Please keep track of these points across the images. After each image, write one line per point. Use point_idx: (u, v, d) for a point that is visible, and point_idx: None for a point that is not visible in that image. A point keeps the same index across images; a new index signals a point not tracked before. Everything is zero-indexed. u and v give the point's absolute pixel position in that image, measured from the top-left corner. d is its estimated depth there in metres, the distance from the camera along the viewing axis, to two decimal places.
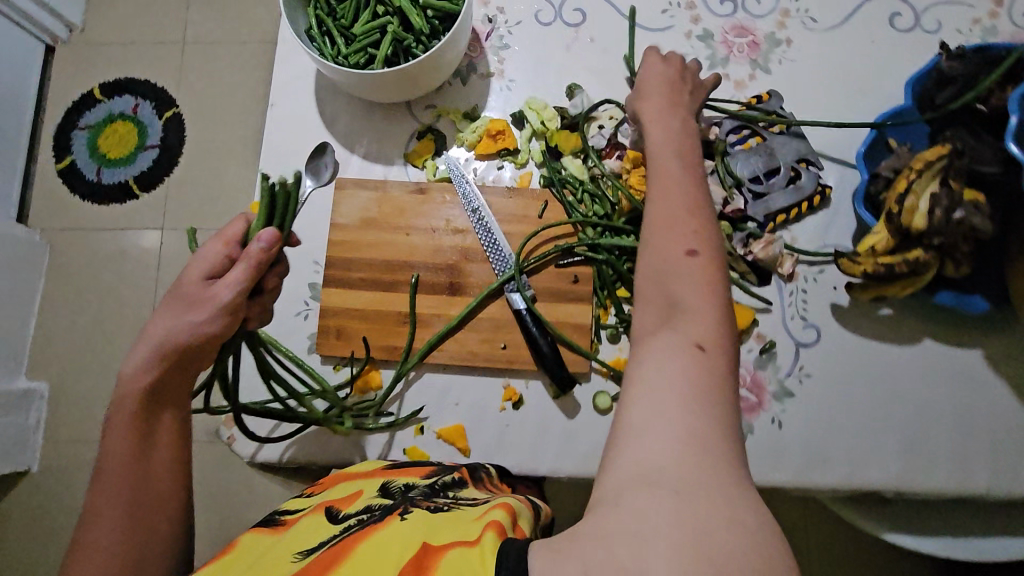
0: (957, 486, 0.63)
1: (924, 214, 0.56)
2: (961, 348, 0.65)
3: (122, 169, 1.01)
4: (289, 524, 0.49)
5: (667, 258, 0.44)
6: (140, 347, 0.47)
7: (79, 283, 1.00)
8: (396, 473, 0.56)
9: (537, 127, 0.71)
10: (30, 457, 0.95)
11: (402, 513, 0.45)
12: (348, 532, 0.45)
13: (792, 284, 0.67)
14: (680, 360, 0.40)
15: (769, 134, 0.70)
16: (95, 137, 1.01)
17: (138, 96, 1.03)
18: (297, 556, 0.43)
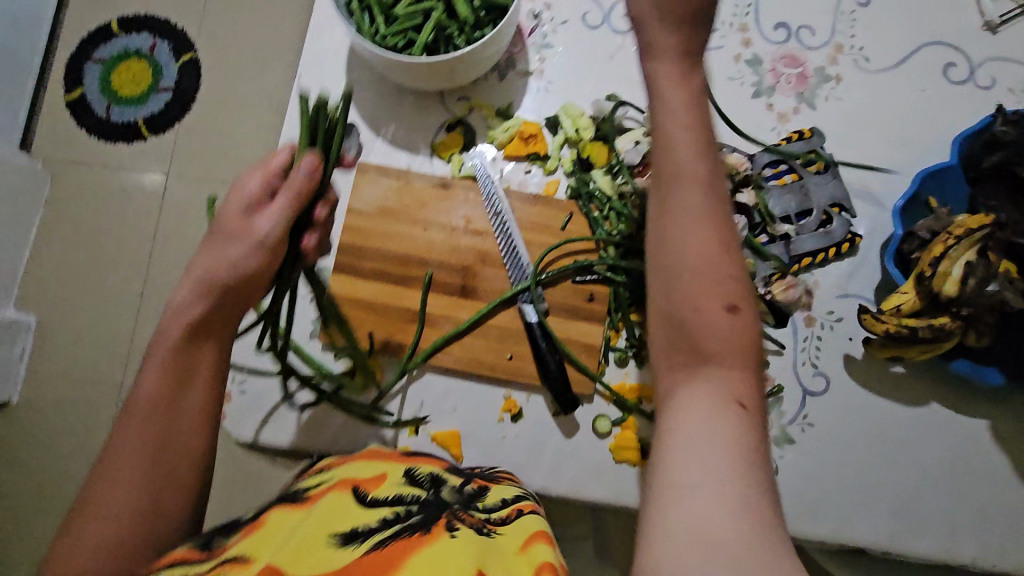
0: (942, 554, 0.62)
1: (957, 281, 0.54)
2: (967, 416, 0.64)
3: (134, 109, 0.98)
4: (313, 500, 0.48)
5: (705, 309, 0.40)
6: (189, 275, 0.47)
7: (77, 217, 0.97)
8: (413, 461, 0.56)
9: (570, 134, 0.69)
10: (12, 389, 0.93)
11: (451, 527, 0.43)
12: (389, 529, 0.44)
13: (807, 329, 0.66)
14: (723, 420, 0.37)
15: (806, 172, 0.68)
16: (108, 72, 0.98)
17: (155, 34, 0.99)
18: (339, 547, 0.42)
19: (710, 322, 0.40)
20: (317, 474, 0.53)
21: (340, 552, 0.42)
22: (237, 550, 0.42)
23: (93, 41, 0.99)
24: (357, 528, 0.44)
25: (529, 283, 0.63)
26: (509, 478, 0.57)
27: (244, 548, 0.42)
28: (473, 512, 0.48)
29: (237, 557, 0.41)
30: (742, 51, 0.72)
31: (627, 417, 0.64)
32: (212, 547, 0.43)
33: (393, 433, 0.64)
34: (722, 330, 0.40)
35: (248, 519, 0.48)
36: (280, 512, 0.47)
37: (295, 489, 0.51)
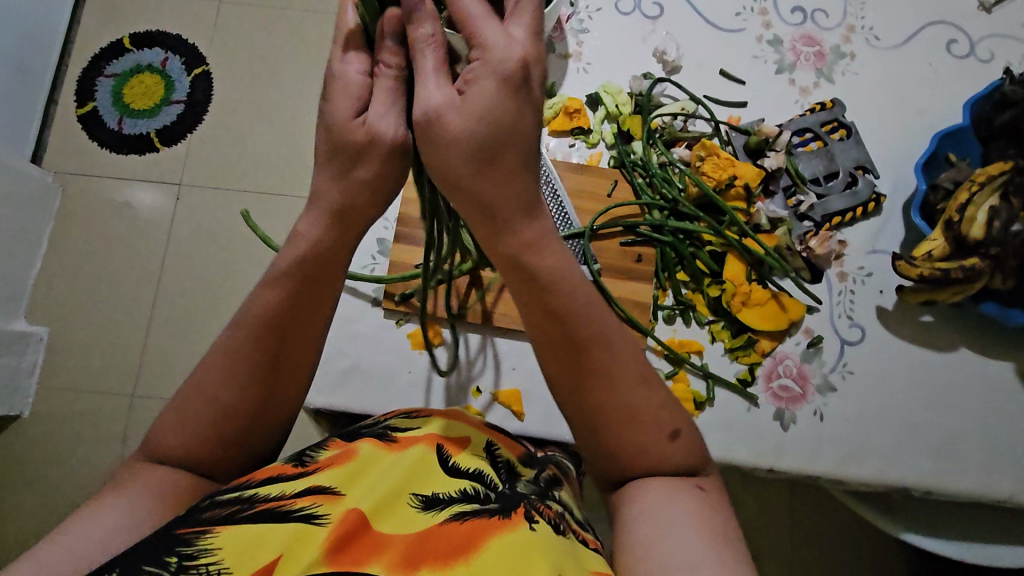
0: (982, 491, 0.64)
1: (983, 225, 0.59)
2: (993, 360, 0.68)
3: (143, 120, 1.16)
4: (402, 445, 0.46)
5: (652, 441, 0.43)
6: (314, 204, 0.43)
7: (118, 241, 1.16)
8: (496, 435, 0.53)
9: (611, 109, 0.73)
10: (23, 403, 1.08)
11: (530, 519, 0.40)
12: (469, 505, 0.41)
13: (841, 285, 0.70)
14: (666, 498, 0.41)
15: (831, 139, 0.73)
16: (121, 85, 1.17)
17: (167, 51, 1.19)
18: (419, 511, 0.39)
19: (649, 449, 0.43)
20: (408, 417, 0.52)
21: (419, 517, 0.39)
22: (327, 478, 0.40)
23: (106, 59, 1.18)
24: (437, 493, 0.41)
25: (583, 231, 0.67)
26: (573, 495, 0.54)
27: (333, 479, 0.40)
28: (551, 505, 0.45)
29: (328, 489, 0.39)
30: (763, 32, 0.77)
31: (678, 371, 0.67)
32: (307, 464, 0.42)
33: (456, 394, 0.67)
34: (670, 458, 0.43)
35: (339, 442, 0.46)
36: (370, 447, 0.45)
37: (385, 426, 0.49)
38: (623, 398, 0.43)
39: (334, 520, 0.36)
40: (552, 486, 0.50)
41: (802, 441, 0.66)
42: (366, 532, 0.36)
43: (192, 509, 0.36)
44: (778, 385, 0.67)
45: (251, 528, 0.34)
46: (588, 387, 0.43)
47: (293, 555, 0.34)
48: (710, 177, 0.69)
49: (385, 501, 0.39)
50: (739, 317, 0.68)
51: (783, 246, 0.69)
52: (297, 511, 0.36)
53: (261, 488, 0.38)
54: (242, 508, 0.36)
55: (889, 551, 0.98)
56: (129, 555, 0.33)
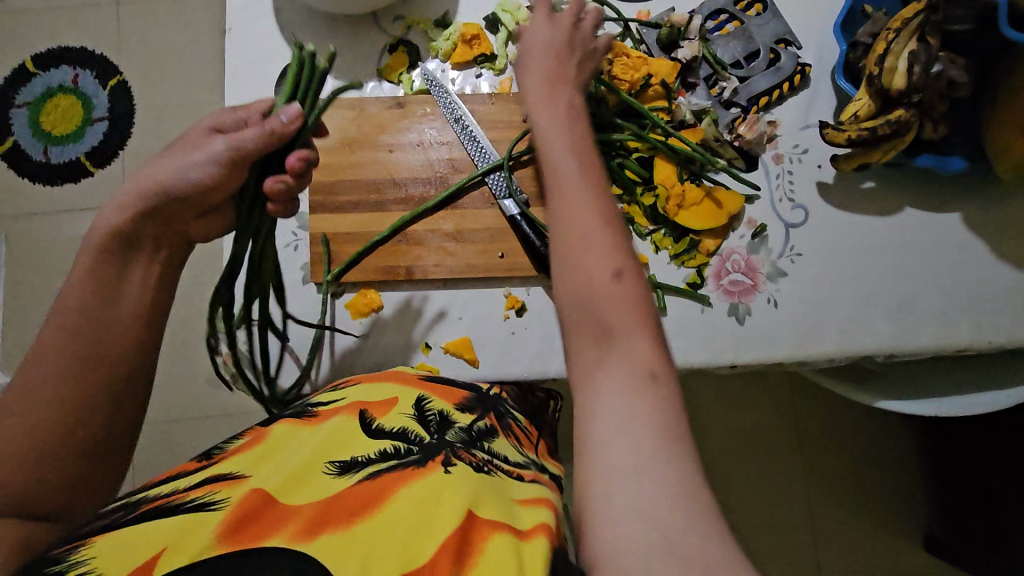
0: (944, 343, 0.64)
1: (904, 73, 0.56)
2: (941, 212, 0.66)
3: (69, 146, 1.11)
4: (320, 419, 0.45)
5: (594, 285, 0.42)
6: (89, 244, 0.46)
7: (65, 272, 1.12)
8: (434, 388, 0.52)
9: (512, 28, 0.69)
10: None
11: (447, 462, 0.41)
12: (387, 464, 0.41)
13: (778, 167, 0.67)
14: (623, 385, 0.39)
15: (747, 16, 0.69)
16: (36, 113, 1.10)
17: (76, 67, 1.12)
18: (335, 477, 0.40)
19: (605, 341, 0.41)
20: (330, 390, 0.51)
21: (334, 482, 0.39)
22: (229, 464, 0.40)
23: (12, 87, 1.11)
24: (355, 457, 0.41)
25: (501, 163, 0.65)
26: (523, 434, 0.53)
27: (236, 464, 0.40)
28: (477, 452, 0.45)
29: (230, 474, 0.39)
30: None
31: None
32: (213, 456, 0.42)
33: (408, 352, 0.66)
34: (609, 296, 0.42)
35: (255, 428, 0.46)
36: (287, 427, 0.45)
37: (308, 403, 0.49)
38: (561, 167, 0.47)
39: (232, 503, 0.35)
40: (485, 437, 0.48)
41: (760, 331, 0.65)
42: (271, 508, 0.36)
43: (76, 530, 0.35)
44: (728, 282, 0.66)
45: (131, 530, 0.34)
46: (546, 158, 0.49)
47: (181, 543, 0.33)
48: (622, 79, 0.65)
49: (292, 475, 0.38)
50: (678, 221, 0.66)
51: (710, 137, 0.66)
52: (188, 502, 0.36)
53: (156, 489, 0.38)
54: (119, 508, 0.36)
55: (886, 421, 0.99)
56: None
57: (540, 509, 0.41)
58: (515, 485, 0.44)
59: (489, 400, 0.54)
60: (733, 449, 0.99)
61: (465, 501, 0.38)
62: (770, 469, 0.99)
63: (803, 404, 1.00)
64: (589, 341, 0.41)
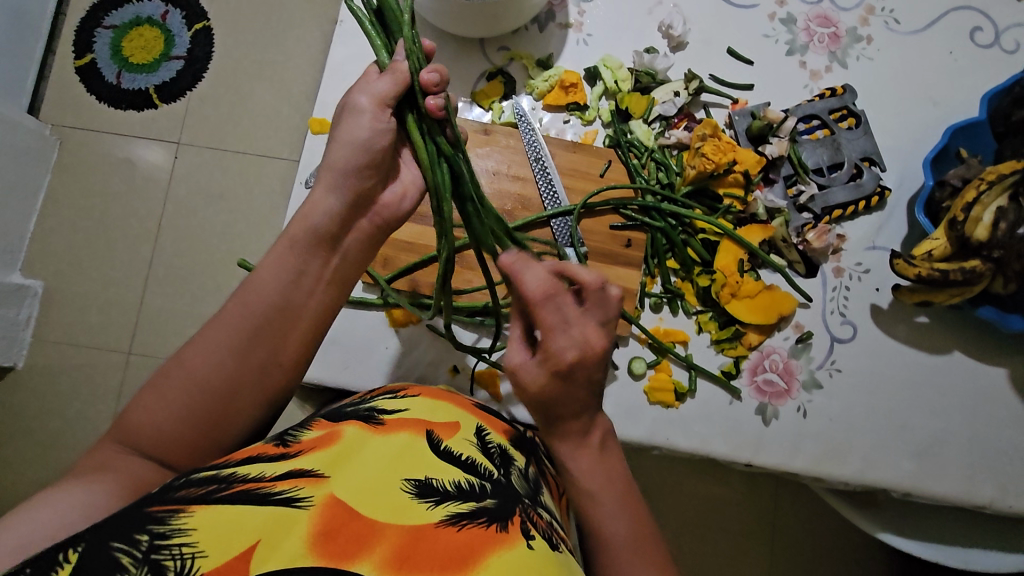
0: (962, 495, 0.63)
1: (988, 226, 0.57)
2: (987, 365, 0.66)
3: (143, 77, 1.13)
4: (388, 429, 0.46)
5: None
6: (280, 258, 0.48)
7: (106, 197, 1.14)
8: (484, 418, 0.54)
9: (609, 85, 0.71)
10: (18, 355, 1.09)
11: (527, 534, 0.40)
12: (464, 504, 0.40)
13: (836, 280, 0.67)
14: None
15: (839, 128, 0.70)
16: (119, 40, 1.13)
17: (168, 4, 1.14)
18: (414, 499, 0.39)
19: None
20: (391, 395, 0.51)
21: (414, 504, 0.39)
22: (311, 463, 0.40)
23: (104, 9, 1.14)
24: (431, 482, 0.41)
25: (572, 210, 0.65)
26: (557, 489, 0.55)
27: (318, 464, 0.40)
28: (542, 513, 0.45)
29: (310, 471, 0.39)
30: (776, 10, 0.72)
31: (661, 360, 0.66)
32: (290, 445, 0.42)
33: (434, 371, 0.66)
34: None
35: (324, 422, 0.46)
36: (357, 430, 0.45)
37: (371, 406, 0.49)
38: (616, 528, 0.47)
39: (317, 505, 0.36)
40: (538, 487, 0.50)
41: (784, 436, 0.64)
42: (355, 520, 0.36)
43: (165, 488, 0.36)
44: (762, 379, 0.66)
45: (230, 508, 0.34)
46: (595, 515, 0.47)
47: (274, 541, 0.34)
48: (710, 159, 0.66)
49: (372, 491, 0.39)
50: (728, 308, 0.66)
51: (778, 237, 0.67)
52: (277, 494, 0.36)
53: (241, 467, 0.38)
54: (218, 488, 0.36)
55: (875, 553, 0.97)
56: (97, 528, 0.32)
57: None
58: (575, 562, 0.43)
59: (529, 442, 0.56)
60: (715, 538, 0.97)
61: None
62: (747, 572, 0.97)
63: (800, 514, 0.98)
64: None
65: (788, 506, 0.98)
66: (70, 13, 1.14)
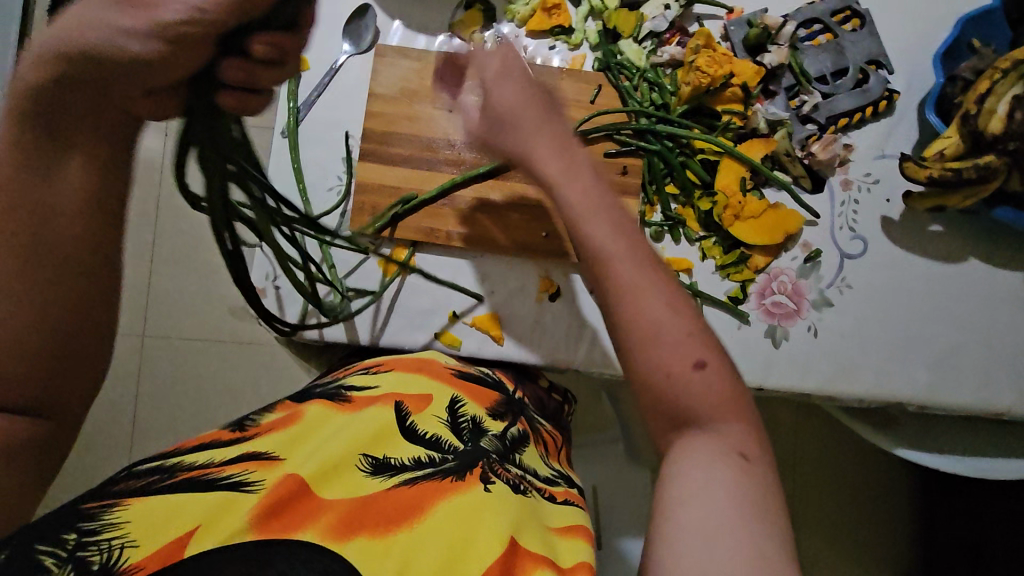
0: (981, 402, 0.62)
1: (1003, 118, 0.53)
2: (1005, 268, 0.63)
3: None
4: (356, 405, 0.43)
5: (666, 332, 0.40)
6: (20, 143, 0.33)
7: None
8: (463, 386, 0.50)
9: (595, 4, 0.66)
10: None
11: (485, 478, 0.40)
12: (420, 471, 0.40)
13: (845, 194, 0.64)
14: (689, 383, 0.39)
15: (842, 31, 0.65)
16: None
17: None
18: (368, 477, 0.38)
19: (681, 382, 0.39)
20: (364, 372, 0.49)
21: (367, 483, 0.38)
22: (264, 445, 0.38)
23: None
24: (389, 458, 0.40)
25: None
26: (551, 442, 0.54)
27: (272, 445, 0.38)
28: (512, 466, 0.43)
29: (264, 454, 0.38)
30: None
31: None
32: (247, 427, 0.41)
33: (434, 318, 0.64)
34: (669, 350, 0.40)
35: (288, 404, 0.44)
36: (322, 409, 0.43)
37: (340, 384, 0.47)
38: (615, 245, 0.43)
39: (267, 487, 0.35)
40: (518, 445, 0.46)
41: (795, 358, 0.63)
42: (306, 499, 0.35)
43: (107, 480, 0.35)
44: (771, 302, 0.64)
45: (170, 498, 0.33)
46: (594, 249, 0.44)
47: (213, 523, 0.33)
48: (704, 72, 0.62)
49: (328, 469, 0.37)
50: (732, 231, 0.63)
51: (781, 151, 0.64)
52: (225, 479, 0.35)
53: (189, 455, 0.37)
54: (159, 480, 0.35)
55: (891, 474, 0.98)
56: (28, 531, 0.31)
57: (575, 540, 0.40)
58: (547, 512, 0.42)
59: (518, 402, 0.53)
60: None
61: (506, 525, 0.37)
62: None
63: (814, 439, 0.98)
64: (649, 364, 0.40)
65: (802, 434, 0.98)
66: None
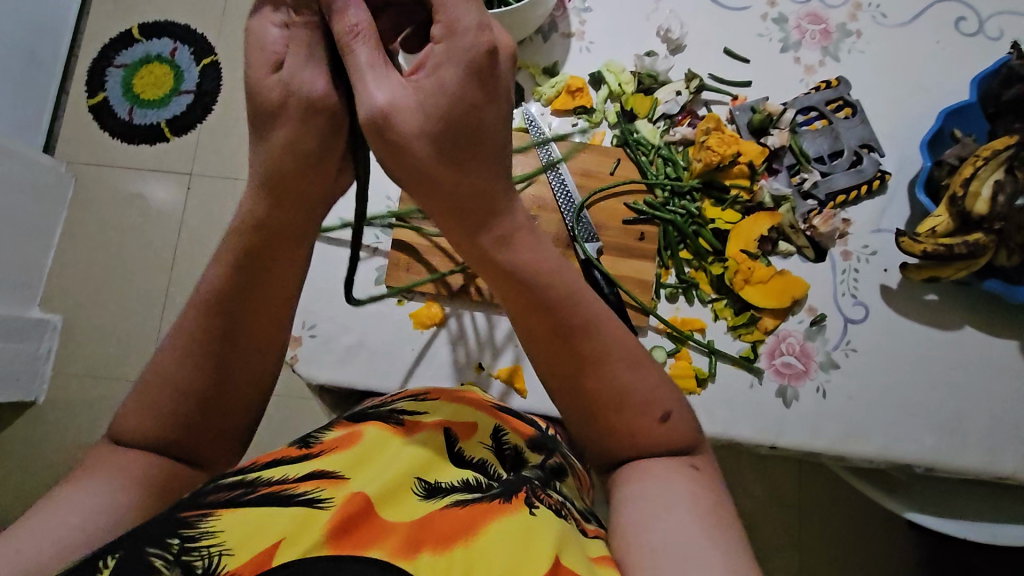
0: (985, 465, 0.64)
1: (987, 199, 0.60)
2: (999, 336, 0.68)
3: (156, 110, 1.20)
4: (408, 430, 0.46)
5: (634, 390, 0.45)
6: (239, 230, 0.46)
7: (125, 228, 1.19)
8: (503, 417, 0.53)
9: (614, 88, 0.74)
10: (38, 390, 1.13)
11: (529, 503, 0.41)
12: (469, 493, 0.42)
13: (845, 263, 0.69)
14: (655, 435, 0.45)
15: (836, 118, 0.73)
16: (130, 76, 1.20)
17: (177, 40, 1.21)
18: (422, 499, 0.40)
19: (646, 433, 0.45)
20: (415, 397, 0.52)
21: (422, 504, 0.40)
22: (334, 464, 0.41)
23: (117, 50, 1.21)
24: (439, 482, 0.42)
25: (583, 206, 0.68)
26: (582, 479, 0.56)
27: (341, 465, 0.41)
28: (552, 492, 0.45)
29: (332, 472, 0.40)
30: (768, 11, 0.76)
31: (681, 348, 0.68)
32: (313, 446, 0.43)
33: (460, 369, 0.67)
34: (633, 404, 0.45)
35: (346, 424, 0.48)
36: (378, 431, 0.46)
37: (393, 408, 0.49)
38: (576, 317, 0.45)
39: (338, 504, 0.37)
40: (557, 476, 0.49)
41: (805, 418, 0.66)
42: (373, 517, 0.37)
43: (197, 493, 0.37)
44: (780, 362, 0.67)
45: (256, 510, 0.35)
46: (559, 309, 0.45)
47: (297, 535, 0.34)
48: (714, 151, 0.69)
49: (389, 488, 0.39)
50: (742, 295, 0.68)
51: (785, 224, 0.69)
52: (301, 494, 0.37)
53: (266, 472, 0.39)
54: (244, 492, 0.37)
55: (897, 537, 0.99)
56: (134, 537, 0.33)
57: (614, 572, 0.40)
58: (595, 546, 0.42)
59: (550, 438, 0.55)
60: None
61: (551, 546, 0.37)
62: (773, 563, 0.98)
63: (820, 499, 1.00)
64: (618, 418, 0.45)
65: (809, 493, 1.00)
66: (84, 55, 1.21)
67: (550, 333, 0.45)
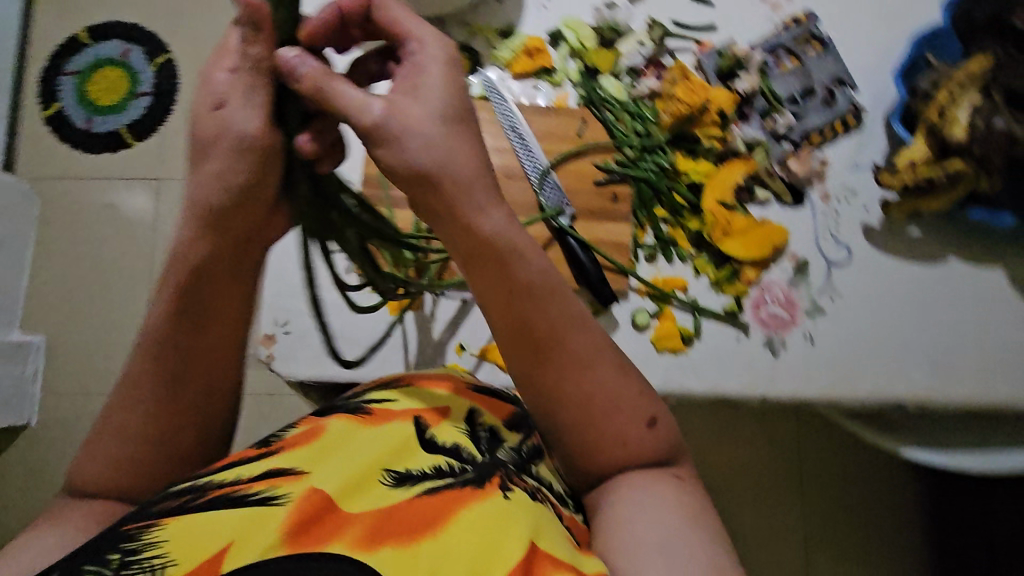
0: (979, 397, 0.64)
1: (965, 124, 0.57)
2: (986, 266, 0.66)
3: (115, 117, 1.15)
4: (377, 418, 0.44)
5: (622, 397, 0.44)
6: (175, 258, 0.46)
7: (96, 241, 1.16)
8: (483, 400, 0.50)
9: (574, 45, 0.70)
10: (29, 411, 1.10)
11: (504, 487, 0.40)
12: (440, 480, 0.40)
13: (825, 205, 0.68)
14: (642, 438, 0.44)
15: (806, 55, 0.70)
16: (83, 83, 1.15)
17: (128, 41, 1.16)
18: (391, 488, 0.39)
19: (633, 438, 0.44)
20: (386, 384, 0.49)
21: (391, 494, 0.39)
22: (289, 459, 0.40)
23: (64, 56, 1.16)
24: (410, 470, 0.41)
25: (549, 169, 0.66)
26: None
27: (297, 460, 0.40)
28: (528, 478, 0.44)
29: (288, 469, 0.39)
30: None
31: (664, 308, 0.66)
32: (272, 444, 0.42)
33: (442, 351, 0.65)
34: (623, 409, 0.44)
35: (311, 418, 0.45)
36: (343, 422, 0.43)
37: (361, 398, 0.47)
38: (563, 314, 0.44)
39: (292, 501, 0.37)
40: (534, 458, 0.48)
41: (795, 367, 0.65)
42: (331, 512, 0.37)
43: (147, 503, 0.38)
44: (766, 313, 0.66)
45: (207, 513, 0.35)
46: (541, 312, 0.43)
47: (245, 538, 0.34)
48: (682, 101, 0.67)
49: (352, 483, 0.38)
50: (722, 248, 0.66)
51: (761, 170, 0.67)
52: (252, 495, 0.37)
53: (217, 474, 0.38)
54: (193, 498, 0.37)
55: (899, 475, 1.00)
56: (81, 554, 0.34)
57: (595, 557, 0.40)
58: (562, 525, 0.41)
59: None
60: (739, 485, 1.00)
61: (526, 531, 0.37)
62: (779, 512, 0.99)
63: (820, 444, 1.01)
64: (608, 426, 0.43)
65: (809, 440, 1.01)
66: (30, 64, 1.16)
67: (536, 339, 0.43)
